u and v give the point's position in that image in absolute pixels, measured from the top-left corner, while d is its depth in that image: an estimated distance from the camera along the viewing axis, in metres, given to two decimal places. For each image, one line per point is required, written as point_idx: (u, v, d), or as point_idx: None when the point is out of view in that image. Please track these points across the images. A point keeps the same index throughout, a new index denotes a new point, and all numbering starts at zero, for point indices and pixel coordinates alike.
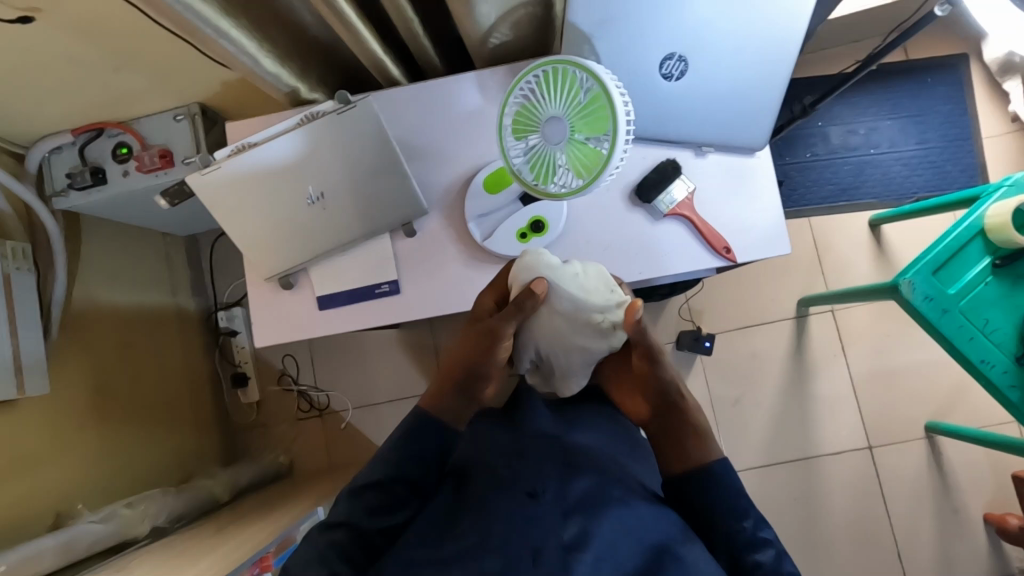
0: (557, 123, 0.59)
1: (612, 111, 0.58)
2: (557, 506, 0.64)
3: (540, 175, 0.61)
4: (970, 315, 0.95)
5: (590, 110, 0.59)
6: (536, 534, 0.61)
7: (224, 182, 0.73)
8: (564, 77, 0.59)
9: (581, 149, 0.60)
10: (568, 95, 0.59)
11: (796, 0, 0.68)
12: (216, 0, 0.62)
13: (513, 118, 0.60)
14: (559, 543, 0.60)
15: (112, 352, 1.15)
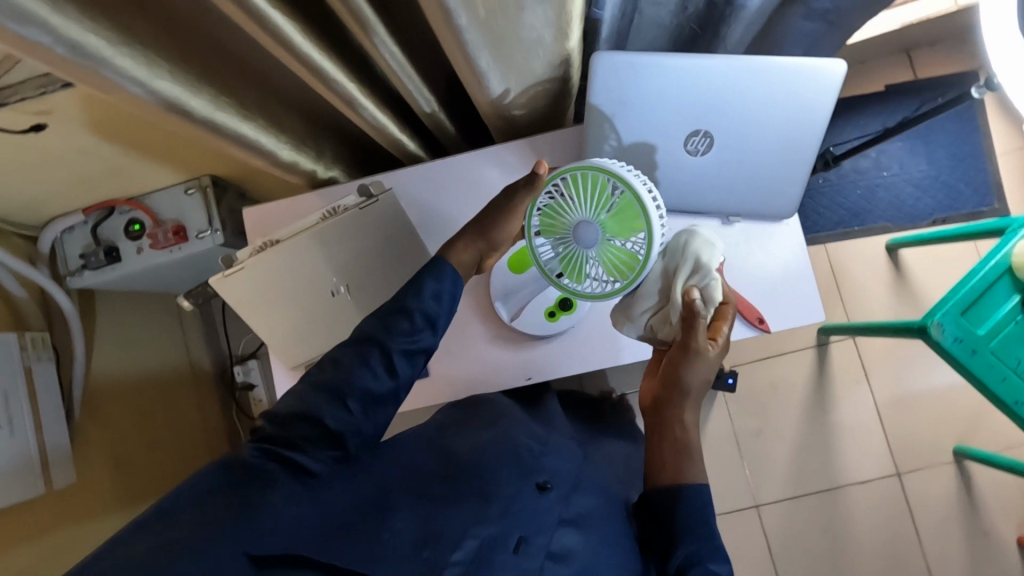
0: (586, 228, 0.61)
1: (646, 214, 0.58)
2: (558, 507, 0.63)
3: (571, 274, 0.64)
4: (1001, 354, 0.93)
5: (624, 213, 0.60)
6: (531, 522, 0.60)
7: (247, 282, 0.71)
8: (592, 181, 0.60)
9: (615, 251, 0.61)
10: (600, 197, 0.60)
11: (824, 69, 0.64)
12: (234, 105, 0.61)
13: (540, 221, 0.63)
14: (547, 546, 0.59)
15: (130, 426, 1.14)
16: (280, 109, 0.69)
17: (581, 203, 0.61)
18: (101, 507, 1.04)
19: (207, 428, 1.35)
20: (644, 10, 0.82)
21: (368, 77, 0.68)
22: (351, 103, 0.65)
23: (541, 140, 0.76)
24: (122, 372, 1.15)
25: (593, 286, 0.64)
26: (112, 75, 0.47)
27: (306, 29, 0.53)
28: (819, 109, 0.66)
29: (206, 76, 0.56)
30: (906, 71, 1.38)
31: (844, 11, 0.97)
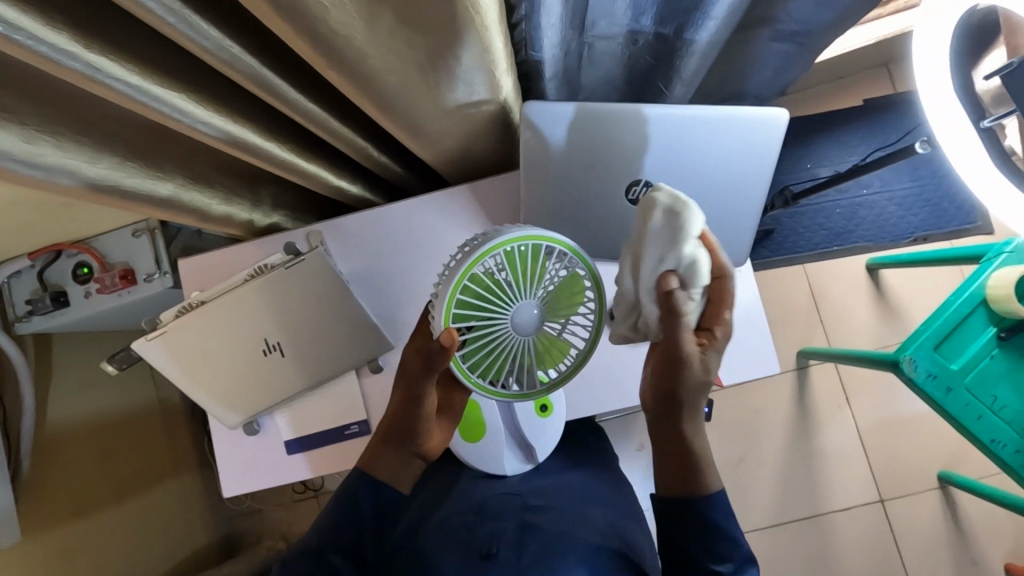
0: (524, 308, 0.54)
1: (528, 242, 0.53)
2: (512, 566, 0.60)
3: (558, 355, 0.58)
4: (976, 391, 0.90)
5: (524, 266, 0.54)
6: None
7: (171, 345, 0.68)
8: (478, 285, 0.53)
9: (559, 292, 0.56)
10: (497, 286, 0.54)
11: (772, 124, 0.63)
12: (148, 168, 0.58)
13: (478, 371, 0.56)
14: None
15: (90, 469, 1.11)
16: (205, 166, 0.66)
17: (492, 307, 0.54)
18: (50, 522, 1.01)
19: (177, 459, 1.34)
20: (594, 44, 0.78)
21: (296, 129, 0.65)
22: (276, 161, 0.62)
23: (484, 188, 0.74)
24: (80, 414, 1.12)
25: (575, 339, 0.59)
26: None
27: (208, 96, 0.50)
28: (768, 157, 0.65)
29: (108, 143, 0.53)
30: (884, 85, 1.34)
31: (814, 33, 0.92)
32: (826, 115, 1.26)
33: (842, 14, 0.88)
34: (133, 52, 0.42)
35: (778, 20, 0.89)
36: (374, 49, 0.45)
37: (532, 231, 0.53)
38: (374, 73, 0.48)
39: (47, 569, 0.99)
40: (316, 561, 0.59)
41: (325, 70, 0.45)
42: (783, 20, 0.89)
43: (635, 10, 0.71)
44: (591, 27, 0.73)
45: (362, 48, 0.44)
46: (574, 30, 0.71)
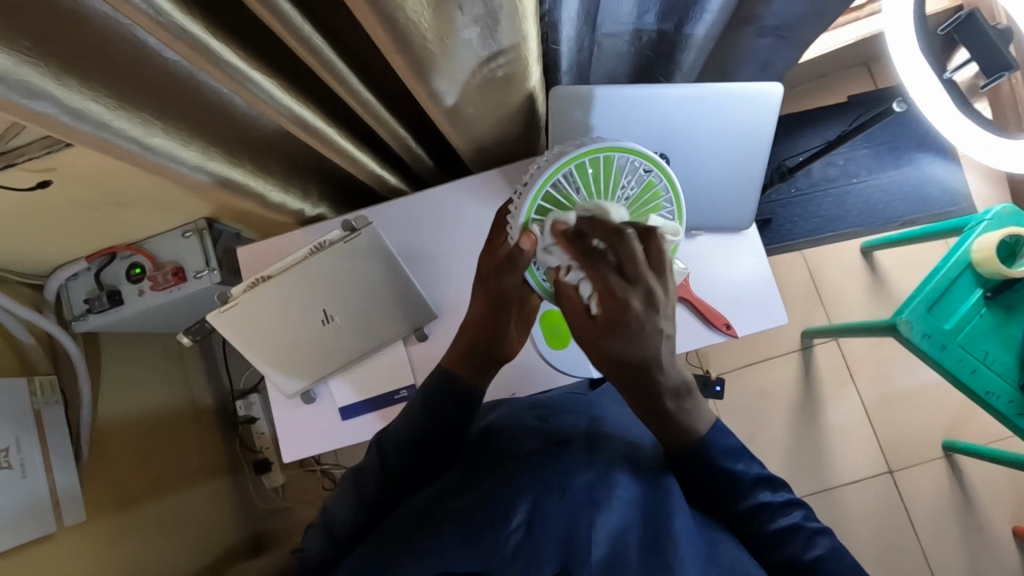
0: None
1: (599, 155, 0.63)
2: (584, 455, 0.64)
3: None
4: (969, 347, 0.97)
5: (598, 175, 0.64)
6: (562, 474, 0.61)
7: (241, 316, 0.76)
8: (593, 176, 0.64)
9: (638, 194, 0.65)
10: (584, 185, 0.63)
11: (766, 99, 0.73)
12: (223, 156, 0.67)
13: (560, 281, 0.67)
14: (584, 483, 0.60)
15: (134, 463, 1.17)
16: (266, 156, 0.75)
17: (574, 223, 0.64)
18: (100, 509, 1.05)
19: (209, 460, 1.39)
20: (603, 42, 0.88)
21: (346, 120, 0.74)
22: (335, 148, 0.71)
23: (514, 170, 0.82)
24: (127, 410, 1.18)
25: None
26: (109, 135, 0.52)
27: (286, 85, 0.59)
28: (763, 127, 0.74)
29: (195, 131, 0.62)
30: (863, 78, 1.40)
31: (794, 27, 1.02)
32: (819, 110, 1.33)
33: (819, 8, 0.98)
34: (235, 45, 0.51)
35: (763, 17, 0.99)
36: (433, 35, 0.54)
37: (598, 147, 0.62)
38: (430, 60, 0.57)
39: (103, 554, 1.03)
40: (408, 447, 0.73)
41: (395, 54, 0.53)
42: (768, 17, 0.99)
43: (639, 9, 0.82)
44: (600, 24, 0.83)
45: (427, 35, 0.53)
46: (586, 28, 0.81)
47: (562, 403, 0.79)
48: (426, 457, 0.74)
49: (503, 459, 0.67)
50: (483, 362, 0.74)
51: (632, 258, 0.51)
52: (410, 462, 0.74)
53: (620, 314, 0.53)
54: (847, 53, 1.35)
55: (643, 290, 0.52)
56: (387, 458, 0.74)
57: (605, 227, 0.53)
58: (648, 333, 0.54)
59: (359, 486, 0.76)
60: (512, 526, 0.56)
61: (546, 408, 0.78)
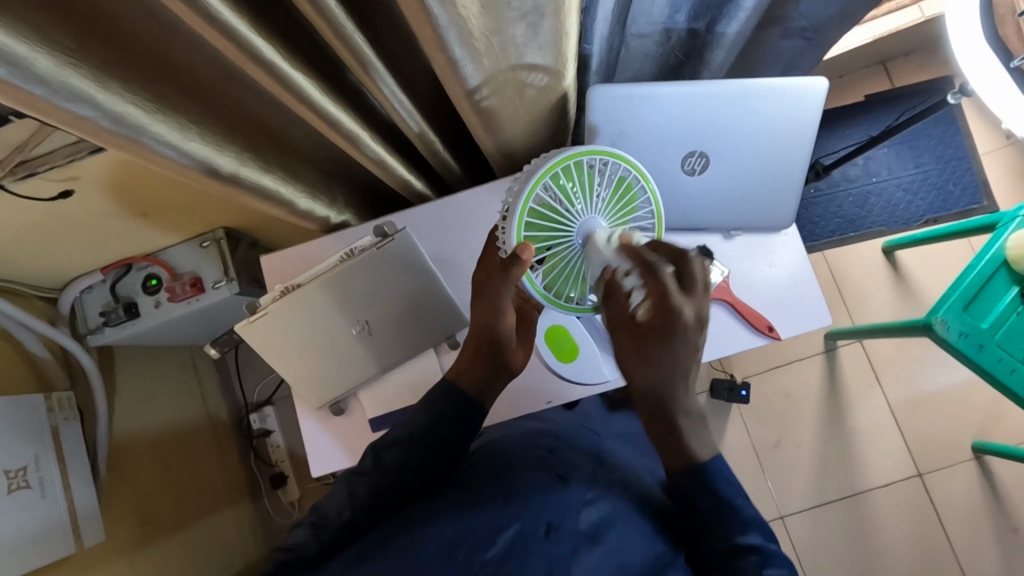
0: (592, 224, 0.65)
1: (569, 161, 0.64)
2: (581, 492, 0.66)
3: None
4: (1007, 346, 0.95)
5: (572, 181, 0.64)
6: (555, 512, 0.62)
7: (272, 326, 0.74)
8: (579, 175, 0.65)
9: (614, 194, 0.67)
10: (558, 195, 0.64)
11: (809, 95, 0.71)
12: (255, 162, 0.65)
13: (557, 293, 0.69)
14: (576, 528, 0.61)
15: (152, 479, 1.13)
16: (295, 163, 0.73)
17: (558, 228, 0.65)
18: (118, 526, 1.02)
19: (226, 474, 1.36)
20: (632, 43, 0.87)
21: (377, 124, 0.72)
22: (367, 152, 0.70)
23: None
24: (143, 426, 1.15)
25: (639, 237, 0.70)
26: (148, 140, 0.50)
27: (322, 86, 0.57)
28: (807, 124, 0.72)
29: (230, 136, 0.60)
30: (881, 78, 1.40)
31: (821, 27, 1.01)
32: (845, 113, 1.38)
33: (848, 7, 0.96)
34: (278, 43, 0.49)
35: (790, 17, 0.98)
36: (479, 32, 0.52)
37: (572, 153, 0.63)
38: (473, 58, 0.55)
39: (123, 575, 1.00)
40: (410, 451, 0.71)
41: (439, 52, 0.52)
42: (795, 17, 0.98)
43: (671, 9, 0.80)
44: (631, 25, 0.82)
45: (473, 31, 0.51)
46: (617, 28, 0.80)
47: (574, 446, 0.77)
48: (425, 462, 0.72)
49: (498, 483, 0.67)
50: (487, 368, 0.74)
51: (692, 275, 0.56)
52: (408, 465, 0.71)
53: (669, 321, 0.56)
54: (865, 53, 1.34)
55: (695, 305, 0.56)
56: (383, 457, 0.72)
57: (671, 247, 0.58)
58: (687, 349, 0.57)
59: (351, 487, 0.72)
60: (485, 557, 0.58)
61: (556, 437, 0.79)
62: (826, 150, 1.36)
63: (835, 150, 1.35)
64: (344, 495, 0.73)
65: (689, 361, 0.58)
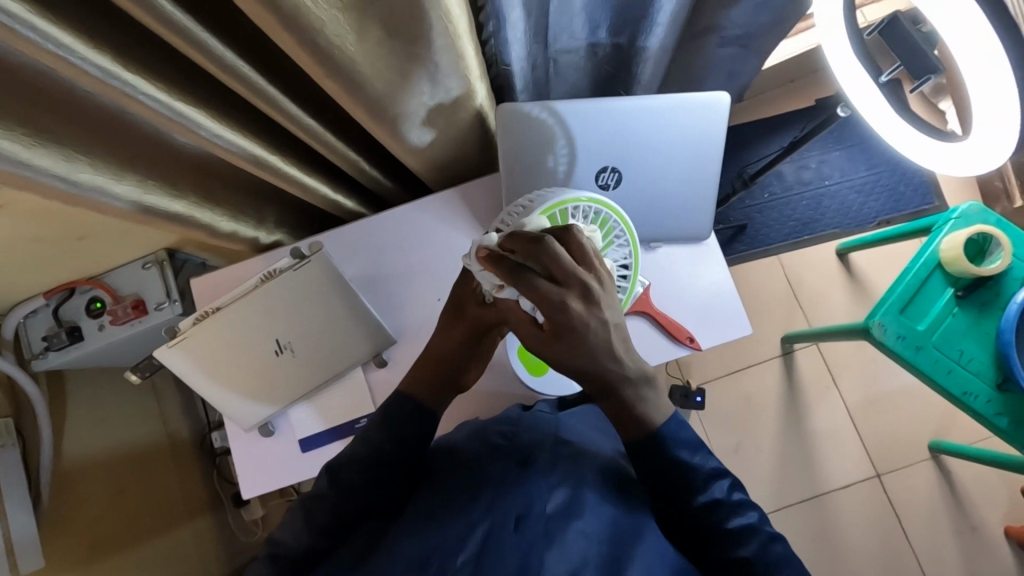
0: None
1: (555, 209, 0.64)
2: (547, 472, 0.61)
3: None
4: (944, 348, 0.96)
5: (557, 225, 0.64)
6: (522, 500, 0.56)
7: (192, 350, 0.74)
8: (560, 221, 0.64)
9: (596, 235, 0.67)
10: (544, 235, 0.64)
11: (714, 108, 0.72)
12: (162, 187, 0.65)
13: None
14: (544, 512, 0.56)
15: (105, 501, 1.13)
16: (213, 187, 0.73)
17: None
18: (66, 551, 1.02)
19: (187, 491, 1.35)
20: (559, 58, 0.88)
21: (294, 146, 0.73)
22: (282, 175, 0.70)
23: (468, 190, 0.81)
24: (95, 450, 1.15)
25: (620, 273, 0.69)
26: (30, 173, 0.50)
27: (219, 114, 0.57)
28: (715, 136, 0.74)
29: (130, 164, 0.60)
30: (828, 82, 1.40)
31: (756, 34, 1.02)
32: (774, 119, 1.38)
33: (778, 16, 0.97)
34: (158, 75, 0.49)
35: (722, 27, 0.98)
36: (363, 59, 0.52)
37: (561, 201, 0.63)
38: (364, 83, 0.55)
39: None
40: (371, 471, 0.67)
41: (324, 80, 0.52)
42: (726, 27, 0.98)
43: (591, 25, 0.81)
44: (552, 42, 0.83)
45: (356, 59, 0.51)
46: (538, 45, 0.80)
47: (530, 420, 0.74)
48: (383, 476, 0.67)
49: (466, 484, 0.62)
50: (449, 382, 0.74)
51: (555, 256, 0.47)
52: (366, 488, 0.66)
53: (563, 319, 0.48)
54: (812, 58, 1.35)
55: (579, 288, 0.48)
56: (345, 476, 0.67)
57: (523, 237, 0.49)
58: (594, 332, 0.49)
59: (307, 512, 0.66)
60: (457, 563, 0.52)
61: (512, 422, 0.74)
62: (752, 156, 1.36)
63: (761, 156, 1.35)
64: (302, 524, 0.66)
65: (600, 344, 0.51)
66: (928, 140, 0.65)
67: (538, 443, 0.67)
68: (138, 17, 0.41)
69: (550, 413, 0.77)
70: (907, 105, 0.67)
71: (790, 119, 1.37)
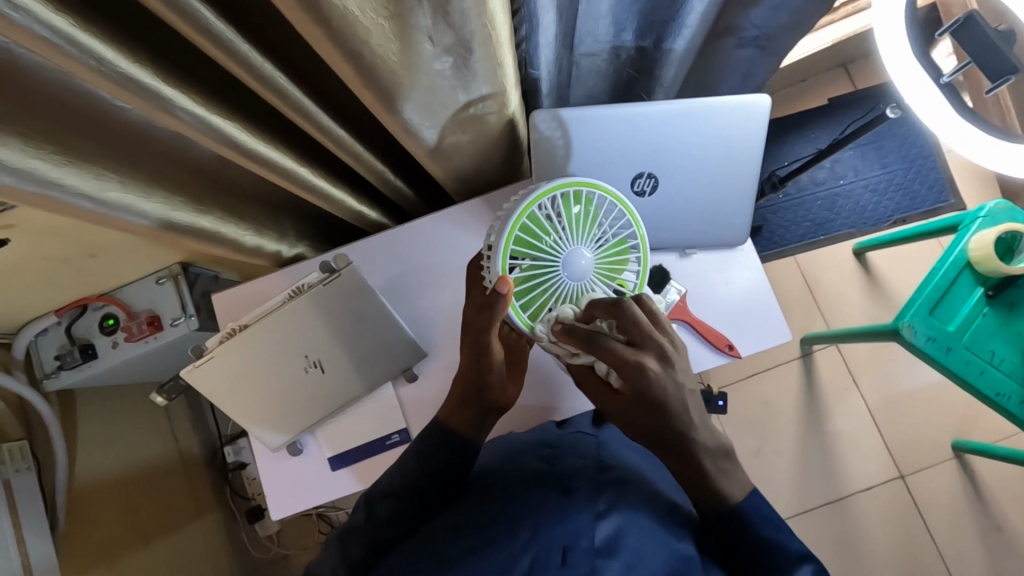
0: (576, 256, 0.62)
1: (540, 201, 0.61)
2: (589, 506, 0.61)
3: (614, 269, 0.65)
4: (975, 348, 0.95)
5: (545, 222, 0.61)
6: (566, 532, 0.56)
7: (218, 369, 0.73)
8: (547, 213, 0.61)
9: (590, 219, 0.63)
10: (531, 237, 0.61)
11: (748, 112, 0.71)
12: (188, 203, 0.63)
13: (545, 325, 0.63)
14: (588, 546, 0.55)
15: (120, 522, 1.11)
16: (235, 201, 0.71)
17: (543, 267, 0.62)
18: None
19: (201, 510, 1.33)
20: (581, 62, 0.86)
21: (319, 158, 0.71)
22: (308, 187, 0.68)
23: (496, 199, 0.79)
24: (108, 469, 1.12)
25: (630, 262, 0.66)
26: (59, 193, 0.48)
27: (250, 127, 0.56)
28: (750, 140, 0.72)
29: (156, 180, 0.59)
30: (841, 81, 1.39)
31: (774, 35, 0.98)
32: (791, 119, 1.35)
33: (798, 16, 0.95)
34: (194, 88, 0.47)
35: (742, 27, 0.96)
36: (403, 68, 0.50)
37: (539, 194, 0.60)
38: (401, 92, 0.53)
39: None
40: (406, 502, 0.67)
41: (362, 91, 0.50)
42: (747, 27, 0.96)
43: (616, 28, 0.79)
44: (577, 45, 0.81)
45: (396, 68, 0.50)
46: (564, 50, 0.79)
47: (570, 442, 0.73)
48: (419, 507, 0.67)
49: (503, 510, 0.62)
50: (483, 411, 0.70)
51: (636, 322, 0.56)
52: (400, 519, 0.66)
53: (639, 378, 0.54)
54: (825, 56, 1.34)
55: (654, 349, 0.56)
56: (376, 506, 0.67)
57: (605, 303, 0.57)
58: (666, 395, 0.56)
59: (345, 549, 0.66)
60: None
61: (552, 444, 0.72)
62: (779, 161, 1.33)
63: (784, 161, 1.32)
64: (336, 559, 0.65)
65: (674, 397, 0.57)
66: (992, 138, 0.62)
67: (581, 472, 0.67)
68: (179, 29, 0.39)
69: (589, 433, 0.76)
70: (966, 104, 0.64)
71: (807, 118, 1.35)
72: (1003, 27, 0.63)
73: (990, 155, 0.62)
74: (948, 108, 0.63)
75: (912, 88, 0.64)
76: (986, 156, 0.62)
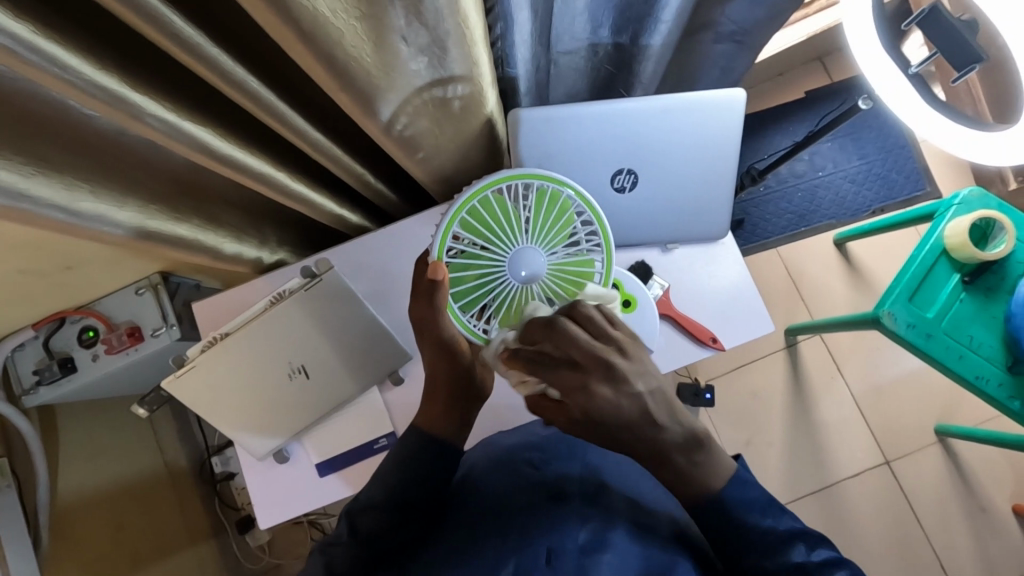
0: (529, 259, 0.63)
1: (481, 196, 0.64)
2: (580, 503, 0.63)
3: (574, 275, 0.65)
4: (955, 334, 0.96)
5: (489, 218, 0.64)
6: (552, 534, 0.58)
7: (200, 378, 0.72)
8: (493, 211, 0.64)
9: (538, 210, 0.65)
10: (478, 235, 0.64)
11: (725, 108, 0.72)
12: (164, 211, 0.63)
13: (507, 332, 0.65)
14: (575, 547, 0.57)
15: (107, 538, 1.10)
16: (211, 207, 0.70)
17: (492, 266, 0.64)
18: None
19: (191, 527, 1.31)
20: (559, 60, 0.86)
21: (296, 161, 0.70)
22: (287, 191, 0.67)
23: None
24: (93, 486, 1.11)
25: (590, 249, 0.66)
26: (28, 205, 0.47)
27: (224, 132, 0.55)
28: (727, 135, 0.73)
29: (130, 187, 0.58)
30: (818, 73, 1.41)
31: (750, 30, 0.99)
32: (770, 113, 1.37)
33: (773, 13, 0.96)
34: (166, 94, 0.47)
35: (718, 23, 0.97)
36: (378, 69, 0.50)
37: (475, 188, 0.63)
38: (378, 93, 0.53)
39: None
40: (389, 511, 0.65)
41: (337, 92, 0.49)
42: (723, 22, 0.97)
43: (593, 25, 0.80)
44: (554, 43, 0.81)
45: (371, 68, 0.49)
46: (540, 49, 0.79)
47: (558, 442, 0.74)
48: (404, 515, 0.66)
49: (493, 518, 0.63)
50: (460, 404, 0.69)
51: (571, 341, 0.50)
52: (383, 530, 0.65)
53: (590, 402, 0.50)
54: (801, 49, 1.36)
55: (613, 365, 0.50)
56: (355, 518, 0.65)
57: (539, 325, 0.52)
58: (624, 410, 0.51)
59: (328, 558, 0.65)
60: None
61: (538, 446, 0.73)
62: (757, 154, 1.34)
63: (763, 155, 1.33)
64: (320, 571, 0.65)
65: None
66: (969, 128, 0.62)
67: (568, 472, 0.68)
68: (144, 32, 0.38)
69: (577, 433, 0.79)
70: (939, 94, 0.64)
71: (786, 111, 1.36)
72: (969, 16, 0.64)
73: (967, 145, 0.62)
74: (921, 98, 0.64)
75: (885, 80, 0.65)
76: (965, 147, 0.62)
